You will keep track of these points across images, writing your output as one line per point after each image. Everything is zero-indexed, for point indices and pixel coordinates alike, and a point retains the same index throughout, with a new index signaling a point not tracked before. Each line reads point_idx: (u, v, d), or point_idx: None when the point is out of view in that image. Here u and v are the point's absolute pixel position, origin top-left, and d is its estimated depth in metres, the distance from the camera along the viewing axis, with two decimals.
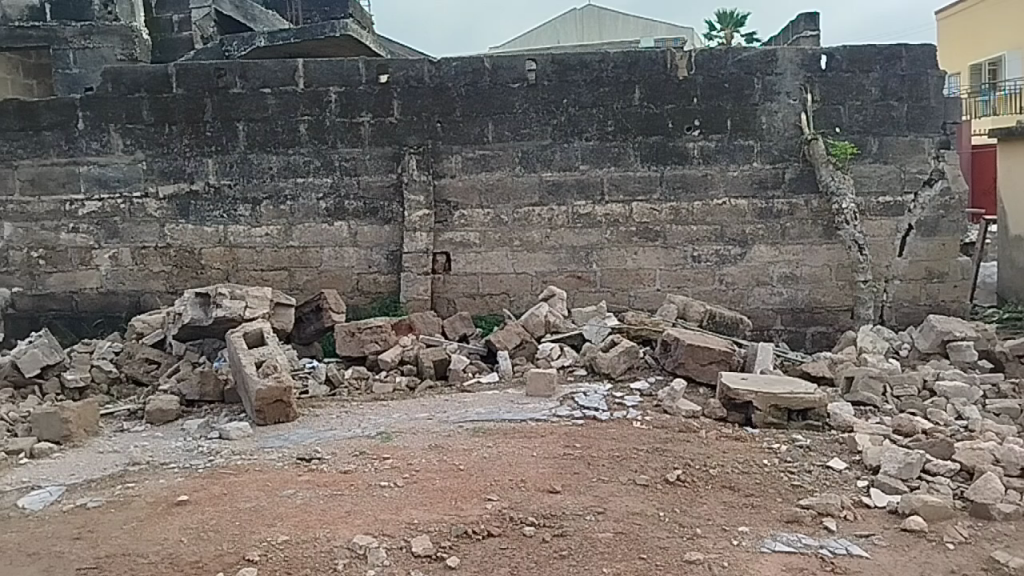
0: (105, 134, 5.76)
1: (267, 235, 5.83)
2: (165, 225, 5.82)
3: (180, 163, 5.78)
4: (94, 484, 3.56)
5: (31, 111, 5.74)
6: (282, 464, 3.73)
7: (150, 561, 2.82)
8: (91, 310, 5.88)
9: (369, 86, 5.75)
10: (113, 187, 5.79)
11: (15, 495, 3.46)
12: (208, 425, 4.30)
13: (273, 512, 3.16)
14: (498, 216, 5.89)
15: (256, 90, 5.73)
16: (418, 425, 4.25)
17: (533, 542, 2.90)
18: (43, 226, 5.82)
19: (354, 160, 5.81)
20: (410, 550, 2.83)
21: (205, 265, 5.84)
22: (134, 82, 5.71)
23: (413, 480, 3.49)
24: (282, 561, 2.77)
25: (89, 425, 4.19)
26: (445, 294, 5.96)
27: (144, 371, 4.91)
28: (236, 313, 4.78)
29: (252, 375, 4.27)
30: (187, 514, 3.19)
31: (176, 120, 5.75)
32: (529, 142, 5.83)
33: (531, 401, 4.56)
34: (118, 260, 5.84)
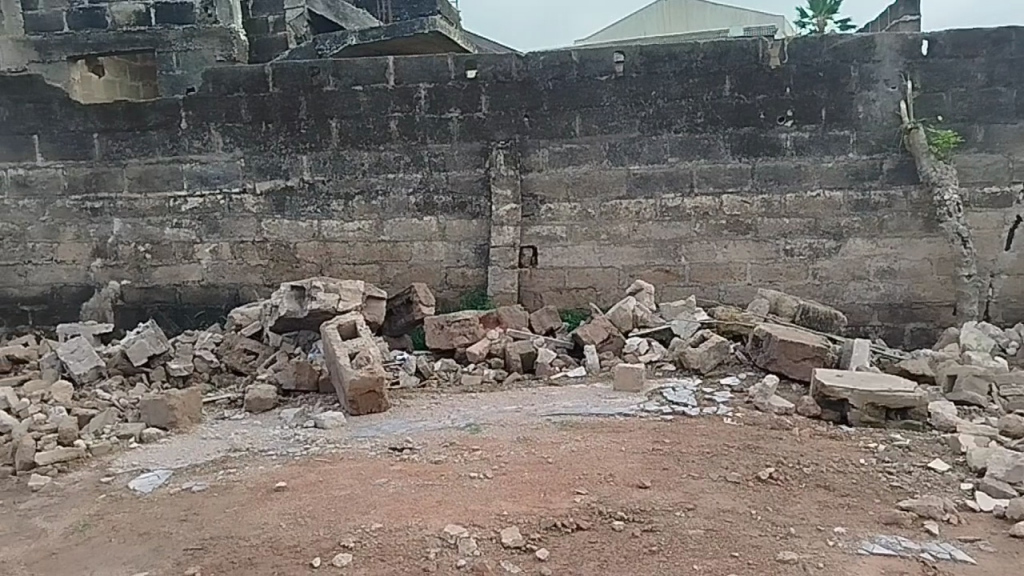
0: (206, 134, 5.98)
1: (359, 230, 5.96)
2: (262, 220, 6.01)
3: (276, 159, 5.95)
4: (198, 468, 3.72)
5: (138, 112, 5.99)
6: (375, 453, 3.82)
7: (251, 543, 2.93)
8: (194, 302, 6.11)
9: (458, 82, 5.81)
10: (214, 184, 6.01)
11: (126, 477, 3.64)
12: (304, 413, 4.43)
13: (367, 500, 3.24)
14: (585, 209, 5.88)
15: (348, 88, 5.86)
16: (507, 418, 4.28)
17: (622, 536, 2.90)
18: (149, 221, 6.07)
19: (443, 156, 5.88)
20: (500, 541, 2.86)
21: (300, 259, 6.01)
22: (233, 82, 5.90)
23: (502, 472, 3.52)
24: (375, 549, 2.83)
25: (194, 413, 4.37)
26: (532, 288, 5.98)
27: (243, 361, 5.08)
28: (330, 305, 4.92)
29: (345, 366, 4.39)
30: (284, 500, 3.30)
31: (273, 118, 5.92)
32: (617, 134, 5.79)
33: (619, 395, 4.54)
34: (219, 254, 6.06)
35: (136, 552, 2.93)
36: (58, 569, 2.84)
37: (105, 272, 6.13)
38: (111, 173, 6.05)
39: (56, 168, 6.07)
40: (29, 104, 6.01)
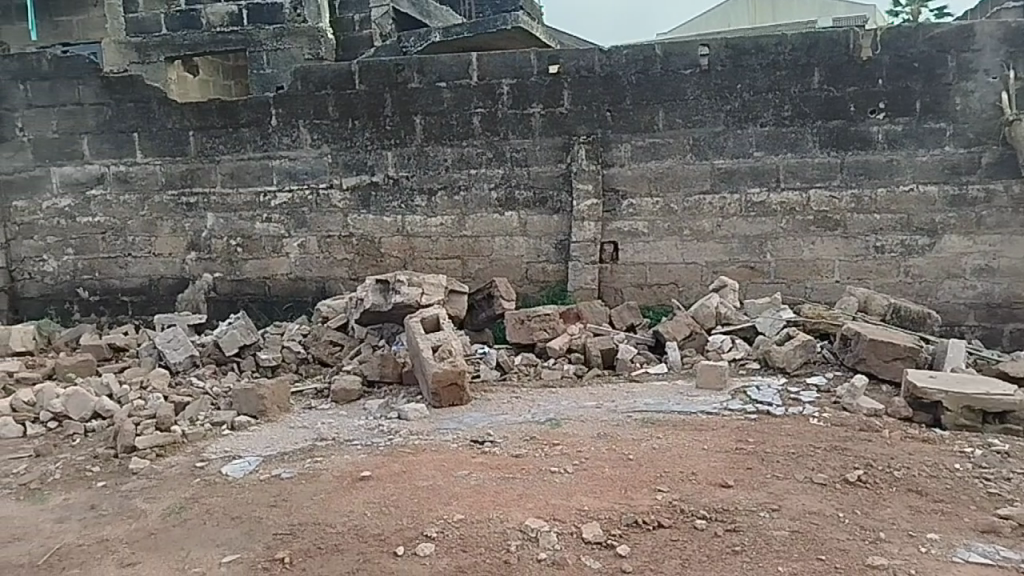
0: (295, 130, 6.12)
1: (442, 225, 6.04)
2: (348, 215, 6.14)
3: (362, 155, 6.06)
4: (287, 456, 3.83)
5: (231, 110, 6.16)
6: (457, 445, 3.87)
7: (337, 530, 3.00)
8: (283, 295, 6.30)
9: (540, 78, 5.82)
10: (302, 179, 6.16)
11: (219, 463, 3.77)
12: (388, 405, 4.52)
13: (449, 492, 3.28)
14: (668, 204, 5.82)
15: (432, 85, 5.92)
16: (587, 413, 4.28)
17: (704, 535, 2.87)
18: (241, 216, 6.26)
19: (525, 151, 5.89)
20: (581, 536, 2.87)
21: (384, 254, 6.13)
22: (321, 80, 6.02)
23: (583, 467, 3.52)
24: (458, 539, 2.87)
25: (282, 402, 4.49)
26: (613, 284, 5.96)
27: (329, 352, 5.21)
28: (413, 299, 5.00)
29: (428, 359, 4.45)
30: (370, 488, 3.38)
31: (359, 115, 6.03)
32: (701, 129, 5.71)
33: (701, 393, 4.48)
34: (306, 249, 6.22)
35: (229, 535, 3.03)
36: (157, 548, 2.97)
37: (199, 265, 6.36)
38: (205, 169, 6.25)
39: (154, 164, 6.29)
40: (130, 103, 6.24)
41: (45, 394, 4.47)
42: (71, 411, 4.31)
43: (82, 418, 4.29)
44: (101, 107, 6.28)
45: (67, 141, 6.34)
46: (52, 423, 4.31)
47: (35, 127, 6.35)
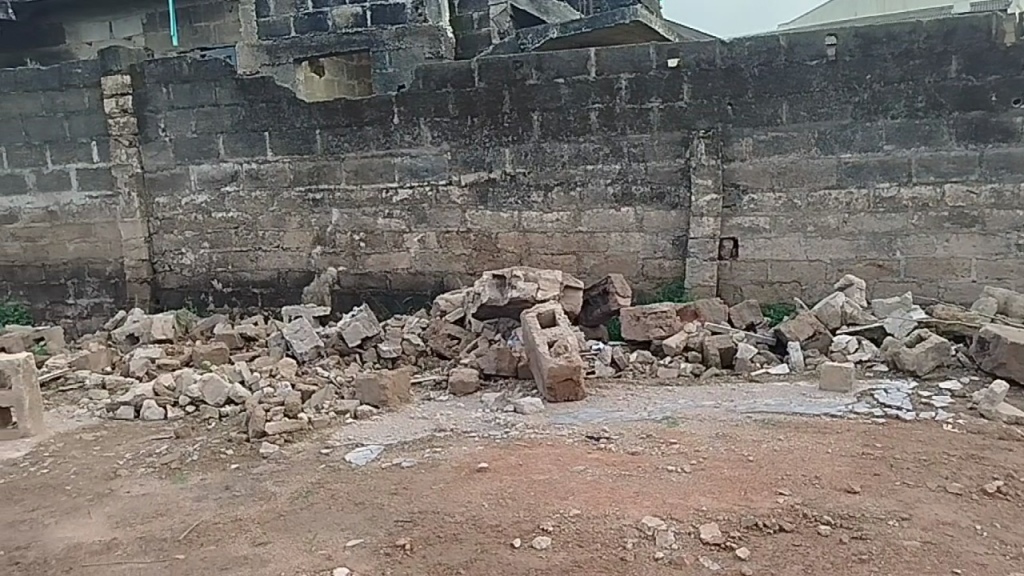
0: (416, 128, 6.23)
1: (558, 221, 6.06)
2: (466, 211, 6.24)
3: (481, 152, 6.13)
4: (407, 446, 3.93)
5: (355, 109, 6.32)
6: (572, 440, 3.88)
7: (456, 520, 3.06)
8: (402, 288, 6.48)
9: (660, 72, 5.73)
10: (423, 176, 6.28)
11: (344, 450, 3.91)
12: (504, 398, 4.57)
13: (566, 486, 3.30)
14: (791, 200, 5.66)
15: (551, 81, 5.92)
16: (705, 412, 4.21)
17: (829, 541, 2.77)
18: (364, 212, 6.46)
19: (642, 146, 5.83)
20: (699, 536, 2.83)
21: (501, 249, 6.21)
22: (442, 78, 6.11)
23: (701, 467, 3.47)
24: (575, 534, 2.89)
25: (402, 392, 4.61)
26: (732, 281, 5.85)
27: (446, 345, 5.31)
28: (529, 294, 5.04)
29: (545, 354, 4.48)
30: (487, 480, 3.43)
31: (478, 112, 6.10)
32: (828, 122, 5.51)
33: (825, 395, 4.33)
34: (426, 243, 6.36)
35: (353, 520, 3.14)
36: (286, 529, 3.11)
37: (324, 259, 6.60)
38: (331, 167, 6.45)
39: (283, 162, 6.53)
40: (261, 103, 6.48)
41: (184, 380, 4.73)
42: (207, 397, 4.54)
43: (216, 403, 4.52)
44: (236, 107, 6.56)
45: (205, 140, 6.67)
46: (189, 407, 4.56)
47: (176, 127, 6.71)
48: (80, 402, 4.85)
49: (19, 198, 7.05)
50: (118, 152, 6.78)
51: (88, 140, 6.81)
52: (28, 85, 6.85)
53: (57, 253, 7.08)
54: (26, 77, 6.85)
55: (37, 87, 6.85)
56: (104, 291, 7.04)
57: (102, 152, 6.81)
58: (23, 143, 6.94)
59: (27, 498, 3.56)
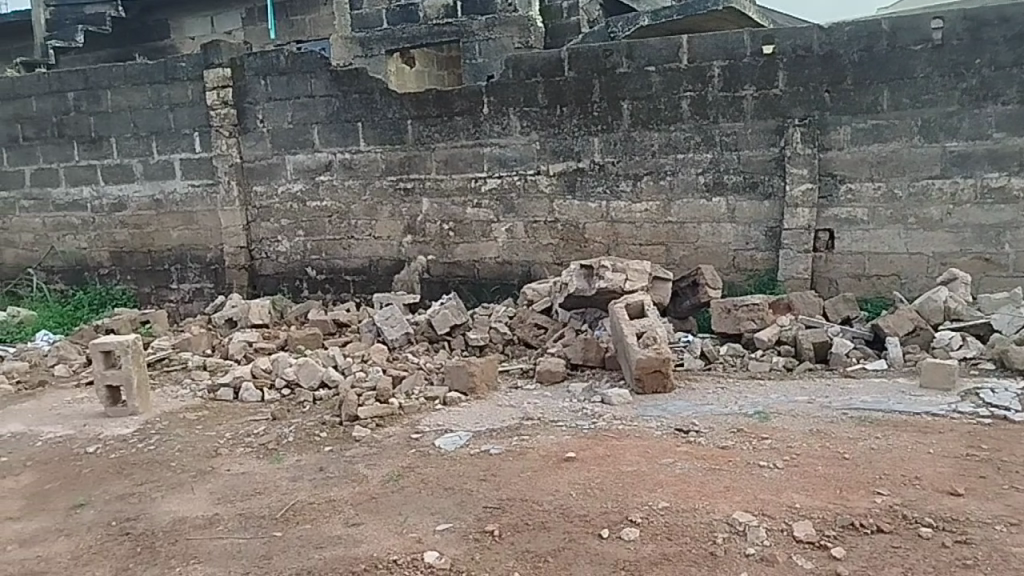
0: (506, 118, 6.25)
1: (647, 211, 5.99)
2: (554, 200, 6.23)
3: (570, 141, 6.11)
4: (495, 433, 3.96)
5: (446, 99, 6.37)
6: (661, 433, 3.84)
7: (544, 508, 3.07)
8: (490, 278, 6.52)
9: (754, 59, 5.60)
10: (512, 166, 6.30)
11: (433, 435, 3.96)
12: (592, 388, 4.55)
13: (655, 478, 3.27)
14: (891, 190, 5.46)
15: (641, 69, 5.85)
16: (798, 408, 4.10)
17: (930, 545, 2.67)
18: (453, 201, 6.52)
19: (735, 135, 5.71)
20: (792, 534, 2.76)
21: (589, 239, 6.18)
22: (532, 68, 6.10)
23: (794, 464, 3.38)
24: (664, 527, 2.86)
25: (490, 380, 4.64)
26: (827, 274, 5.68)
27: (533, 335, 5.33)
28: (617, 285, 5.01)
29: (634, 345, 4.44)
30: (575, 470, 3.42)
31: (567, 101, 6.07)
32: (932, 109, 5.29)
33: (926, 393, 4.17)
34: (514, 233, 6.39)
35: (443, 505, 3.18)
36: (378, 511, 3.17)
37: (414, 248, 6.69)
38: (422, 156, 6.53)
39: (375, 152, 6.64)
40: (355, 94, 6.59)
41: (280, 363, 4.88)
42: (302, 379, 4.67)
43: (310, 386, 4.64)
44: (330, 99, 6.69)
45: (300, 131, 6.83)
46: (285, 389, 4.70)
47: (273, 118, 6.89)
48: (183, 383, 5.06)
49: (127, 187, 7.37)
50: (219, 142, 7.01)
51: (191, 131, 7.07)
52: (136, 78, 7.14)
53: (162, 240, 7.37)
54: (134, 71, 7.14)
55: (144, 80, 7.13)
56: (205, 277, 7.31)
57: (203, 142, 7.06)
58: (131, 134, 7.25)
59: (135, 472, 3.74)
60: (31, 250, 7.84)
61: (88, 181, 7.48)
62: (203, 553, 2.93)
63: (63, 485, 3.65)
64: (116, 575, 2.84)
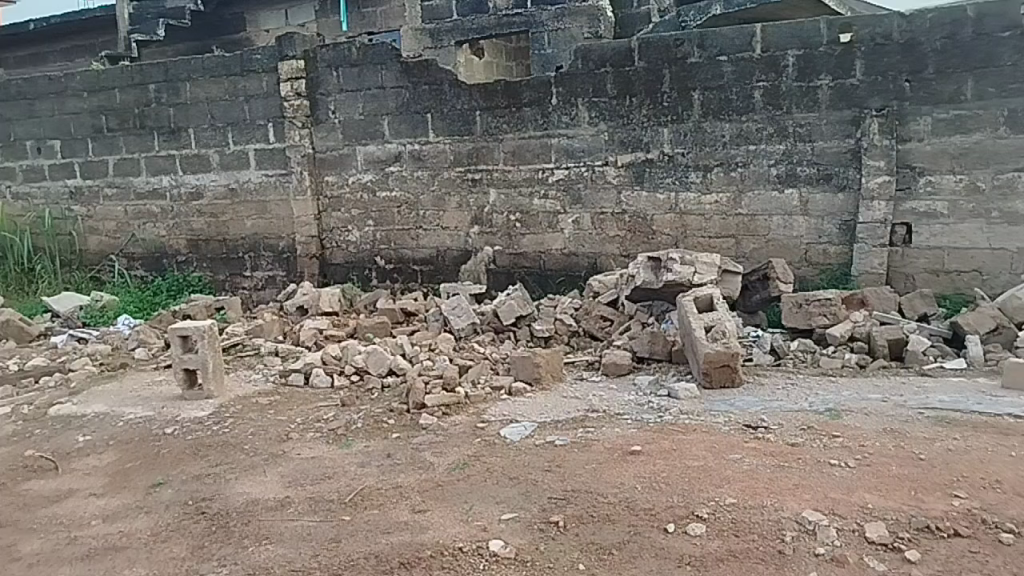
0: (574, 109, 6.23)
1: (717, 203, 5.91)
2: (622, 191, 6.19)
3: (639, 132, 6.06)
4: (560, 424, 3.96)
5: (514, 90, 6.37)
6: (729, 428, 3.79)
7: (608, 501, 3.07)
8: (556, 269, 6.52)
9: (830, 47, 5.45)
10: (579, 157, 6.28)
11: (499, 425, 3.99)
12: (658, 381, 4.52)
13: (722, 473, 3.23)
14: (973, 182, 5.28)
15: (713, 59, 5.76)
16: (871, 406, 4.01)
17: (1010, 551, 2.58)
18: (520, 192, 6.52)
19: (809, 126, 5.58)
20: (863, 535, 2.70)
21: (656, 231, 6.13)
22: (601, 58, 6.06)
23: (866, 463, 3.30)
24: (730, 523, 2.82)
25: (556, 371, 4.64)
26: (904, 269, 5.52)
27: (599, 327, 5.31)
28: (685, 278, 4.96)
29: (701, 339, 4.39)
30: (640, 463, 3.41)
31: (637, 92, 6.01)
32: (1019, 98, 5.08)
33: (1008, 394, 4.03)
34: (581, 224, 6.36)
35: (508, 494, 3.20)
36: (445, 499, 3.21)
37: (481, 238, 6.73)
38: (490, 147, 6.55)
39: (444, 143, 6.69)
40: (425, 85, 6.64)
41: (349, 350, 4.96)
42: (371, 366, 4.74)
43: (379, 373, 4.71)
44: (401, 90, 6.75)
45: (371, 122, 6.92)
46: (354, 376, 4.78)
47: (344, 109, 6.99)
48: (257, 368, 5.20)
49: (204, 176, 7.58)
50: (292, 133, 7.15)
51: (265, 122, 7.22)
52: (213, 71, 7.33)
53: (237, 228, 7.56)
54: (212, 64, 7.33)
55: (221, 72, 7.31)
56: (277, 265, 7.47)
57: (277, 133, 7.21)
58: (209, 125, 7.44)
59: (211, 453, 3.86)
60: (114, 237, 8.12)
61: (168, 171, 7.72)
62: (274, 534, 3.01)
63: (143, 464, 3.79)
64: (192, 552, 2.93)
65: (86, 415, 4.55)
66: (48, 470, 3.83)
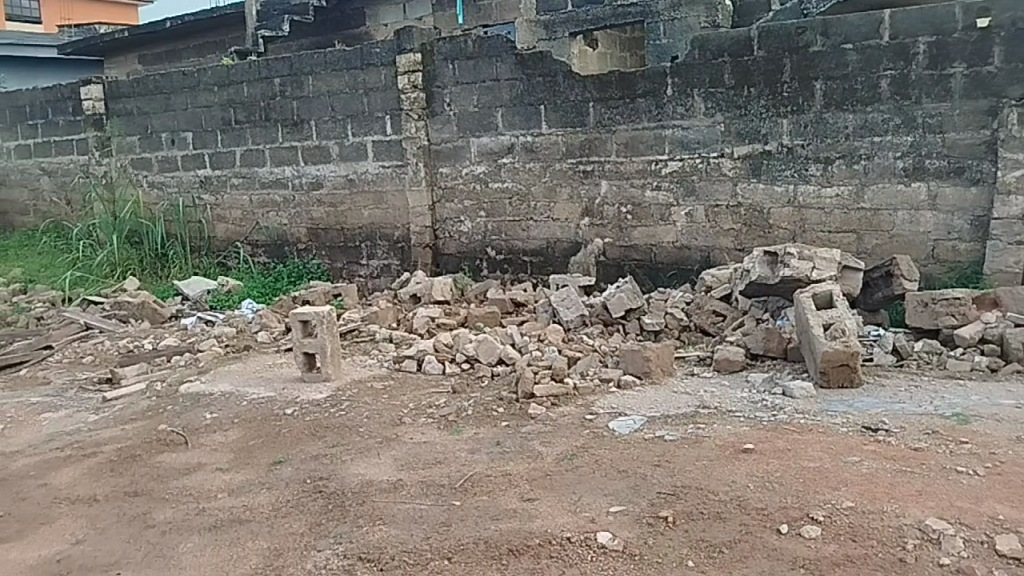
0: (690, 99, 6.12)
1: (838, 196, 5.70)
2: (738, 184, 6.05)
3: (756, 124, 5.90)
4: (670, 419, 3.92)
5: (629, 81, 6.31)
6: (847, 430, 3.66)
7: (719, 499, 3.01)
8: (667, 262, 6.44)
9: (965, 33, 5.18)
10: (694, 148, 6.17)
11: (608, 418, 3.98)
12: (772, 379, 4.40)
13: (838, 476, 3.13)
14: None
15: (837, 47, 5.55)
16: (1003, 412, 3.79)
17: None
18: (633, 184, 6.47)
19: (940, 116, 5.31)
20: (993, 547, 2.57)
21: (773, 225, 5.96)
22: (719, 47, 5.93)
23: (997, 472, 3.13)
24: (848, 527, 2.73)
25: (667, 365, 4.58)
26: None
27: (712, 322, 5.22)
28: (803, 273, 4.82)
29: (819, 336, 4.24)
30: (753, 461, 3.33)
31: (756, 82, 5.86)
32: None
33: None
34: (694, 217, 6.26)
35: (616, 487, 3.19)
36: (553, 488, 3.23)
37: (592, 230, 6.71)
38: (603, 139, 6.51)
39: (557, 134, 6.69)
40: (539, 77, 6.65)
41: (461, 339, 5.05)
42: (481, 355, 4.81)
43: (489, 362, 4.77)
44: (515, 82, 6.79)
45: (485, 114, 6.99)
46: (464, 364, 4.87)
47: (459, 102, 7.09)
48: (371, 353, 5.35)
49: (325, 167, 7.83)
50: (409, 125, 7.30)
51: (383, 115, 7.40)
52: (334, 64, 7.56)
53: (354, 218, 7.78)
54: (333, 58, 7.55)
55: (342, 66, 7.53)
56: (392, 254, 7.67)
57: (394, 125, 7.37)
58: (329, 117, 7.68)
59: (328, 435, 4.00)
60: (240, 225, 8.50)
61: (290, 162, 8.02)
62: (388, 516, 3.09)
63: (265, 442, 3.96)
64: (311, 529, 3.05)
65: (213, 394, 4.80)
66: (179, 444, 4.05)
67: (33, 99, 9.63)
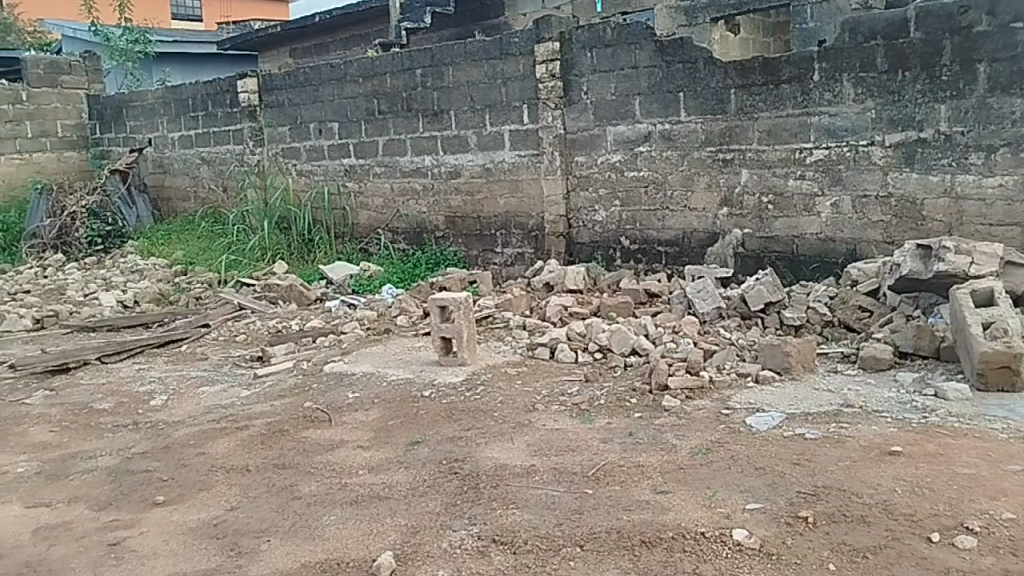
0: (838, 84, 5.86)
1: (1001, 186, 5.32)
2: (889, 173, 5.75)
3: (911, 110, 5.59)
4: (811, 417, 3.78)
5: (773, 66, 6.11)
6: (1007, 436, 3.42)
7: (865, 502, 2.88)
8: (810, 254, 6.21)
9: None
10: (842, 136, 5.91)
11: (744, 413, 3.88)
12: (923, 379, 4.17)
13: (997, 486, 2.93)
14: None
15: (1005, 26, 5.18)
16: None
17: None
18: (775, 173, 6.26)
19: None
20: None
21: (927, 217, 5.64)
22: (872, 30, 5.65)
23: None
24: (1007, 540, 2.56)
25: (808, 361, 4.42)
26: None
27: (857, 318, 5.00)
28: (960, 269, 4.54)
29: (977, 336, 3.99)
30: (901, 465, 3.17)
31: (911, 66, 5.54)
32: None
33: None
34: (839, 208, 6.00)
35: (753, 484, 3.12)
36: (687, 482, 3.18)
37: (730, 221, 6.54)
38: (744, 127, 6.33)
39: (696, 122, 6.56)
40: (679, 64, 6.53)
41: (594, 328, 5.04)
42: (614, 345, 4.79)
43: (622, 352, 4.74)
44: (654, 69, 6.69)
45: (622, 102, 6.93)
46: (597, 353, 4.85)
47: (596, 90, 7.06)
48: (506, 339, 5.42)
49: (463, 156, 7.98)
50: (545, 114, 7.32)
51: (521, 104, 7.46)
52: (474, 54, 7.67)
53: (490, 206, 7.89)
54: (473, 48, 7.68)
55: (482, 56, 7.63)
56: (526, 242, 7.74)
57: (531, 114, 7.42)
58: (468, 107, 7.81)
59: (463, 418, 4.08)
60: (381, 212, 8.79)
61: (430, 151, 8.21)
62: (521, 500, 3.13)
63: (403, 423, 4.09)
64: (447, 509, 3.13)
65: (355, 373, 4.99)
66: (323, 421, 4.24)
67: (196, 93, 10.26)
